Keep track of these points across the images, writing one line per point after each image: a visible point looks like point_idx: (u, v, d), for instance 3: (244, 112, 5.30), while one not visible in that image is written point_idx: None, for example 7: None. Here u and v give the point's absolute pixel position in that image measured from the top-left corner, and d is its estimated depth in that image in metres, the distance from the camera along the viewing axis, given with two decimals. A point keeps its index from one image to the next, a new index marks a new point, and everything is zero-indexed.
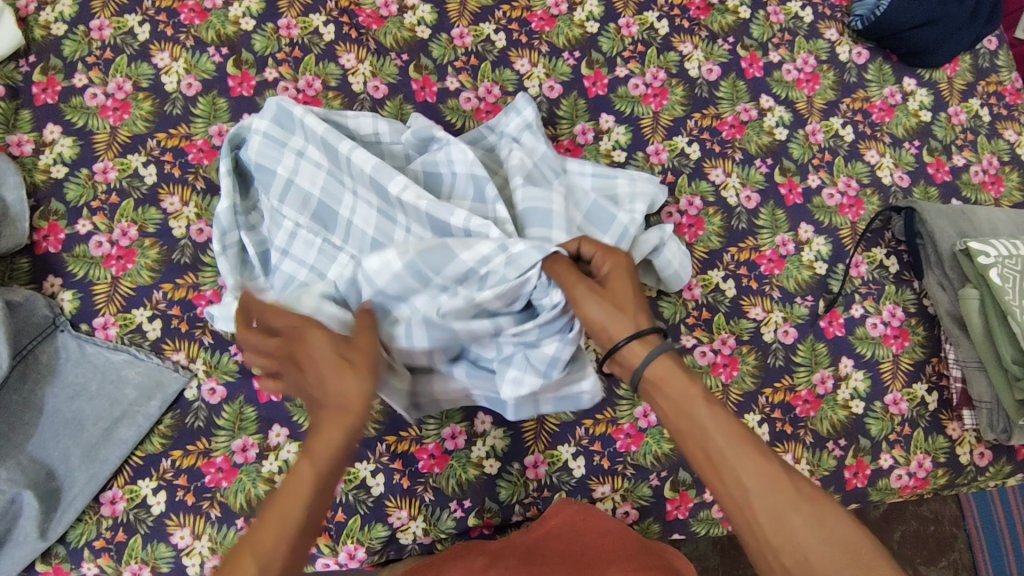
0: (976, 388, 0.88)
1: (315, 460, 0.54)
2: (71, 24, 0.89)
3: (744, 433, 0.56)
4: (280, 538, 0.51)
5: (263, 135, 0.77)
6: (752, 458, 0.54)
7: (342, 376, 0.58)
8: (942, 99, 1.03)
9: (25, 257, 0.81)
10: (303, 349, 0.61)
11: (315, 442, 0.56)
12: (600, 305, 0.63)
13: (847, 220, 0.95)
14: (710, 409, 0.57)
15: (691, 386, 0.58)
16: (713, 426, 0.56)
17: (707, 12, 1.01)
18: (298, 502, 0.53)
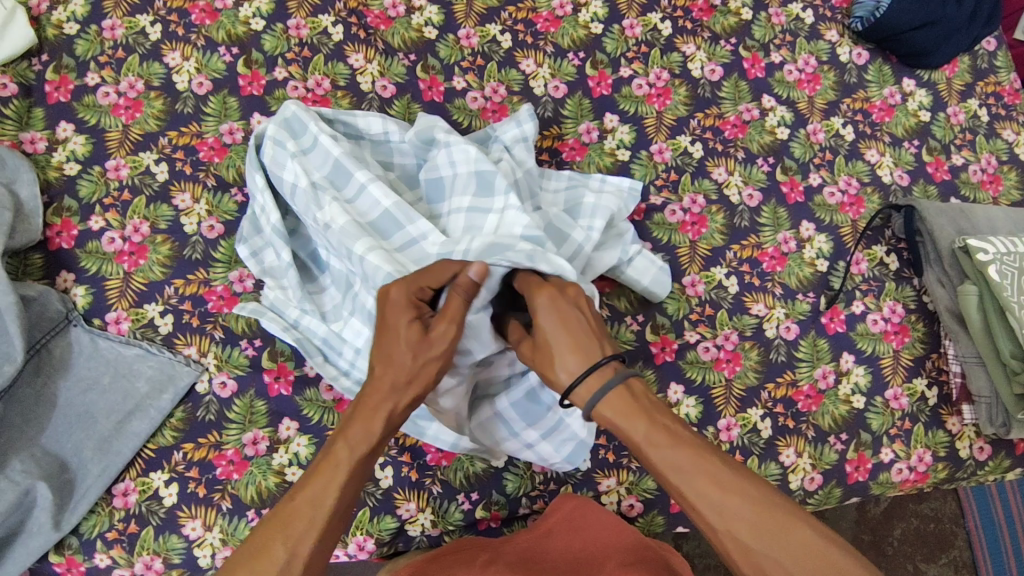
0: (975, 383, 0.89)
1: (354, 449, 0.58)
2: (83, 23, 0.90)
3: (694, 462, 0.55)
4: (312, 521, 0.55)
5: (273, 139, 0.80)
6: (707, 495, 0.54)
7: (401, 368, 0.61)
8: (941, 99, 1.05)
9: (38, 253, 0.83)
10: (387, 325, 0.63)
11: (355, 426, 0.59)
12: (538, 360, 0.64)
13: (848, 218, 0.96)
14: (658, 451, 0.57)
15: (636, 429, 0.58)
16: (667, 466, 0.56)
17: (709, 14, 1.02)
18: (333, 487, 0.57)
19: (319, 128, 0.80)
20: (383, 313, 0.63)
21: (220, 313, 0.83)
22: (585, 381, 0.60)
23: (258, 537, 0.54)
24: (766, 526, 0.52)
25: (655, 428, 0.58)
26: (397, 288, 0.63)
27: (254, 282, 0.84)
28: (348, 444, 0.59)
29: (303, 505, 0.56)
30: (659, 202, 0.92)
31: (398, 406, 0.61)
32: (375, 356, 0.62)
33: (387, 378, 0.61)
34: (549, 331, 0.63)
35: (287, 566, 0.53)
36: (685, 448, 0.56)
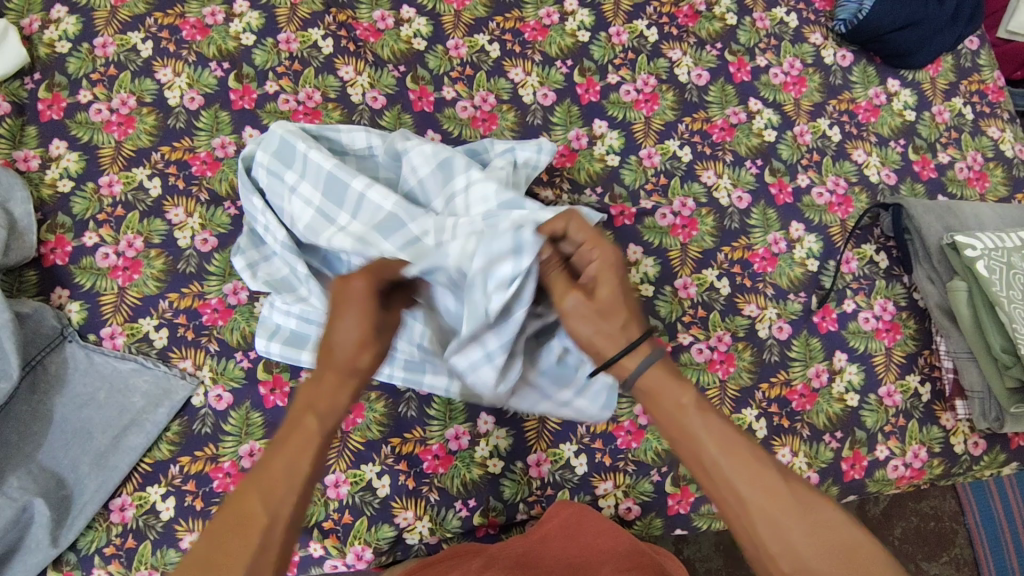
0: (968, 378, 0.90)
1: (323, 420, 0.59)
2: (75, 42, 0.91)
3: (735, 437, 0.59)
4: (291, 488, 0.56)
5: (265, 166, 0.80)
6: (745, 468, 0.57)
7: (362, 342, 0.62)
8: (925, 98, 1.06)
9: (33, 270, 0.83)
10: (343, 305, 0.63)
11: (322, 399, 0.60)
12: (598, 320, 0.64)
13: (837, 218, 0.97)
14: (702, 416, 0.60)
15: (684, 394, 0.61)
16: (706, 434, 0.59)
17: (695, 20, 1.03)
18: (308, 456, 0.58)
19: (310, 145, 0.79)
20: (340, 298, 0.63)
21: (215, 325, 0.83)
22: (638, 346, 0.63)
23: (229, 509, 0.55)
24: (799, 508, 0.55)
25: (702, 398, 0.61)
26: (360, 278, 0.63)
27: (248, 294, 0.85)
28: (317, 416, 0.60)
29: (279, 473, 0.57)
30: (649, 206, 0.93)
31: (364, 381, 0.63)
32: (332, 333, 0.62)
33: (350, 353, 0.61)
34: (611, 296, 0.64)
35: (273, 524, 0.54)
36: (726, 424, 0.60)
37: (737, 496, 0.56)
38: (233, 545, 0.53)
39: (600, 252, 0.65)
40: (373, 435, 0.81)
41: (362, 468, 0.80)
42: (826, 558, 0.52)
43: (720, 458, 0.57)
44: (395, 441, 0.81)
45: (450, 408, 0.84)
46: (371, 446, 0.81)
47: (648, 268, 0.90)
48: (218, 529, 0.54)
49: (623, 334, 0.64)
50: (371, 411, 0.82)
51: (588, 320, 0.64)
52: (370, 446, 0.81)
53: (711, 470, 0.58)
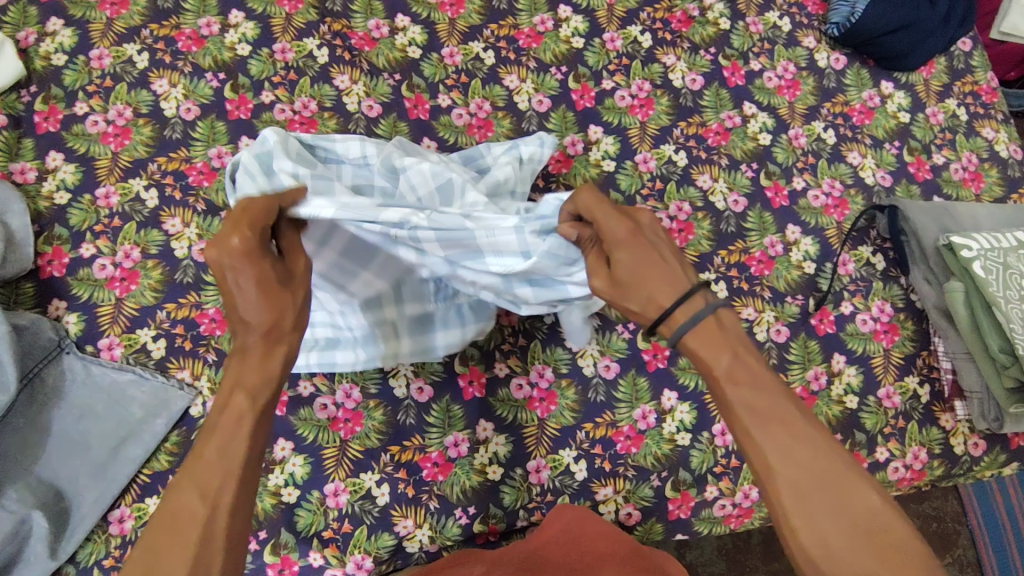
0: (967, 379, 0.90)
1: (255, 395, 0.55)
2: (71, 54, 0.91)
3: (777, 410, 0.54)
4: (230, 470, 0.51)
5: (244, 170, 0.78)
6: (782, 443, 0.53)
7: (273, 300, 0.56)
8: (919, 100, 1.06)
9: (30, 282, 0.83)
10: (235, 271, 0.55)
11: (249, 374, 0.55)
12: (625, 298, 0.62)
13: (833, 220, 0.97)
14: (736, 386, 0.56)
15: (719, 361, 0.57)
16: (741, 405, 0.55)
17: (688, 25, 1.04)
18: (242, 432, 0.53)
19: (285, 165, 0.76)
20: (226, 259, 0.55)
21: (213, 335, 0.83)
22: (677, 309, 0.59)
23: (160, 514, 0.49)
24: (838, 490, 0.51)
25: (738, 365, 0.57)
26: (237, 234, 0.54)
27: None
28: (247, 392, 0.55)
29: (215, 458, 0.52)
30: (645, 210, 0.93)
31: (293, 342, 0.58)
32: (234, 298, 0.56)
33: (265, 318, 0.56)
34: (631, 270, 0.61)
35: (217, 514, 0.49)
36: (767, 395, 0.55)
37: (769, 472, 0.53)
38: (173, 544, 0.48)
39: (612, 226, 0.62)
40: (372, 443, 0.81)
41: (362, 477, 0.80)
42: (863, 544, 0.49)
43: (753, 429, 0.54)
44: (393, 449, 0.81)
45: (448, 416, 0.84)
46: (370, 455, 0.81)
47: None
48: (153, 531, 0.49)
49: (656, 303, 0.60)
50: (370, 419, 0.82)
51: (617, 298, 0.62)
52: (369, 454, 0.81)
53: (746, 444, 0.55)
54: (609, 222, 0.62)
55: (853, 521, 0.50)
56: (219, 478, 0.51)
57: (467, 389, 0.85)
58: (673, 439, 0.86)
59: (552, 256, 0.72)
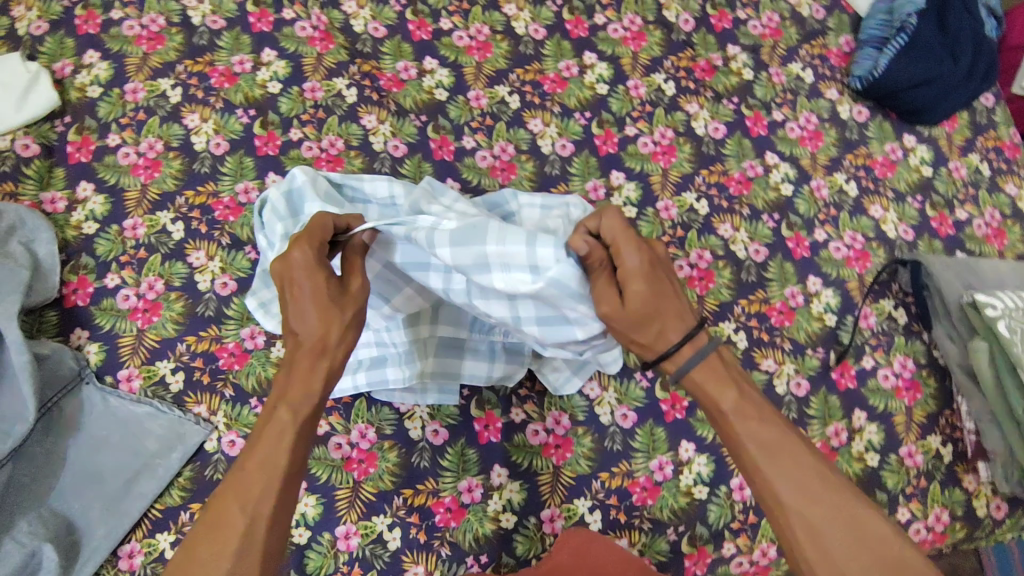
0: (989, 441, 0.88)
1: (297, 411, 0.58)
2: (106, 86, 0.93)
3: (785, 446, 0.59)
4: (266, 485, 0.55)
5: (271, 209, 0.78)
6: (793, 478, 0.57)
7: (321, 317, 0.60)
8: (942, 154, 1.07)
9: (53, 310, 0.83)
10: (293, 285, 0.60)
11: (294, 388, 0.59)
12: (635, 329, 0.60)
13: (855, 272, 0.97)
14: (744, 422, 0.60)
15: (727, 398, 0.60)
16: (752, 441, 0.59)
17: (711, 74, 1.05)
18: (283, 446, 0.57)
19: (313, 207, 0.78)
20: (286, 274, 0.61)
21: (231, 369, 0.83)
22: (681, 348, 0.61)
23: (210, 515, 0.54)
24: (848, 521, 0.56)
25: (744, 399, 0.61)
26: (296, 249, 0.60)
27: (265, 339, 0.85)
28: (289, 406, 0.58)
29: (253, 472, 0.56)
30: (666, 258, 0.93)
31: (337, 360, 0.61)
32: (289, 313, 0.61)
33: (310, 334, 0.60)
34: (643, 303, 0.58)
35: (251, 527, 0.53)
36: (774, 429, 0.60)
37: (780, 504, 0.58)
38: (209, 552, 0.52)
39: (631, 257, 0.58)
40: (385, 486, 0.80)
41: (373, 520, 0.79)
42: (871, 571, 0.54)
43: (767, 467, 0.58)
44: (406, 492, 0.80)
45: (463, 460, 0.83)
46: (382, 497, 0.80)
47: None
48: (197, 537, 0.54)
49: (660, 343, 0.60)
50: (384, 461, 0.81)
51: (623, 329, 0.60)
52: (381, 497, 0.80)
53: (755, 476, 0.59)
54: (628, 252, 0.58)
55: (872, 557, 0.54)
56: (259, 489, 0.55)
57: (482, 433, 0.84)
58: (690, 492, 0.85)
59: (560, 286, 0.61)
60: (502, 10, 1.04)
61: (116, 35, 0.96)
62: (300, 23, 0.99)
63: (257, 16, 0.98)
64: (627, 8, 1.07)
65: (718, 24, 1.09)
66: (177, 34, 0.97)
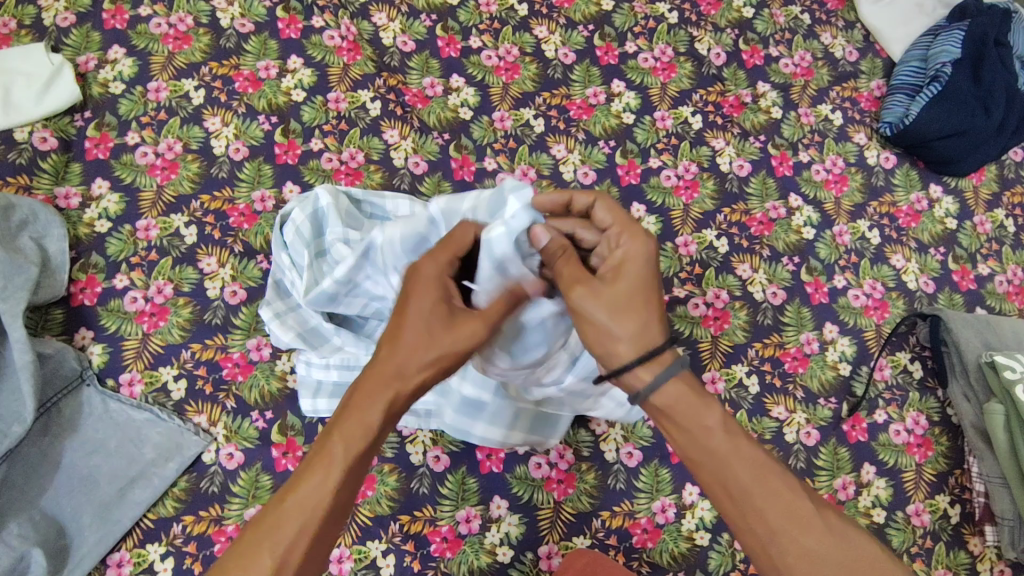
0: (999, 504, 0.85)
1: (350, 444, 0.56)
2: (129, 83, 0.92)
3: (763, 463, 0.58)
4: (301, 523, 0.53)
5: (293, 226, 0.80)
6: (780, 496, 0.57)
7: (415, 352, 0.58)
8: (968, 207, 1.05)
9: (59, 308, 0.82)
10: (408, 295, 0.61)
11: (349, 418, 0.56)
12: (617, 314, 0.60)
13: (872, 322, 0.95)
14: (729, 439, 0.59)
15: (709, 415, 0.59)
16: (736, 459, 0.58)
17: (740, 110, 1.04)
18: (328, 486, 0.54)
19: (336, 232, 0.79)
20: (407, 284, 0.62)
21: (234, 381, 0.82)
22: (665, 350, 0.60)
23: (251, 529, 0.54)
24: (831, 537, 0.56)
25: (725, 416, 0.60)
26: (428, 261, 0.62)
27: (271, 351, 0.84)
28: (343, 439, 0.56)
29: (294, 504, 0.54)
30: (682, 294, 0.91)
31: (402, 393, 0.57)
32: (389, 329, 0.60)
33: (392, 361, 0.58)
34: (628, 289, 0.61)
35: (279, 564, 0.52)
36: (753, 446, 0.59)
37: (768, 527, 0.57)
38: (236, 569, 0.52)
39: (631, 242, 0.63)
40: (383, 510, 0.79)
41: (368, 545, 0.78)
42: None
43: (754, 485, 0.57)
44: (403, 518, 0.79)
45: (462, 488, 0.81)
46: (379, 522, 0.78)
47: None
48: (235, 544, 0.53)
49: (632, 343, 0.60)
50: (383, 484, 0.80)
51: (602, 307, 0.60)
52: (377, 522, 0.78)
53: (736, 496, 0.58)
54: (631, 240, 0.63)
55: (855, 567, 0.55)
56: (297, 525, 0.53)
57: (484, 463, 0.83)
58: (692, 537, 0.83)
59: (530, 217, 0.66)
60: (533, 32, 1.03)
61: (143, 32, 0.95)
62: (329, 32, 0.98)
63: (286, 22, 0.98)
64: (659, 38, 1.06)
65: (749, 60, 1.08)
66: (204, 35, 0.96)
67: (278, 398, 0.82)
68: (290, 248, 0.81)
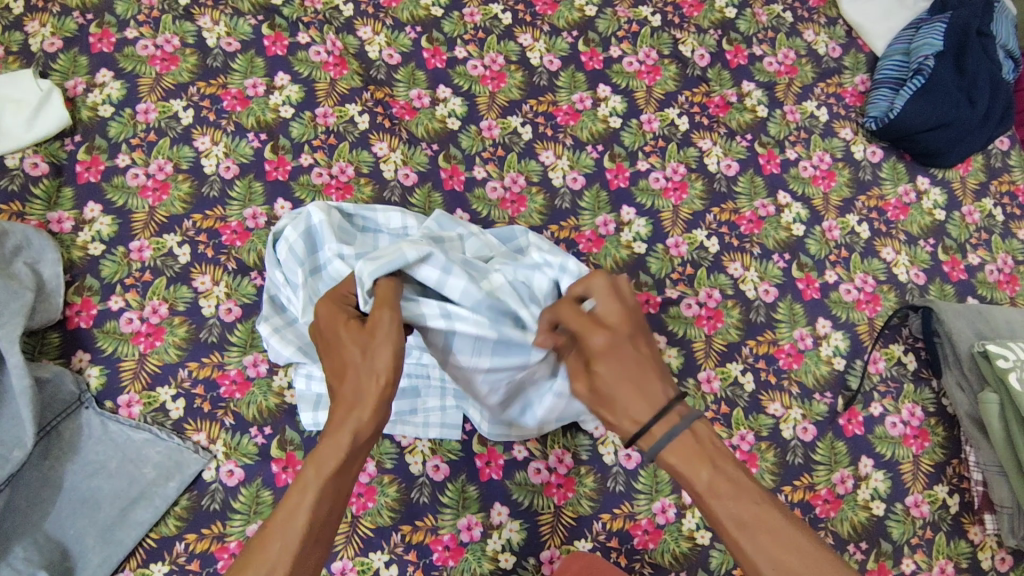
0: (997, 493, 0.86)
1: (321, 464, 0.56)
2: (118, 106, 0.93)
3: (763, 521, 0.53)
4: (287, 540, 0.52)
5: (288, 246, 0.80)
6: (777, 557, 0.52)
7: (362, 366, 0.59)
8: (956, 198, 1.06)
9: (56, 332, 0.83)
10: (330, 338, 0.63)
11: (322, 442, 0.57)
12: (603, 407, 0.60)
13: (864, 316, 0.96)
14: (721, 501, 0.55)
15: (697, 476, 0.55)
16: (730, 520, 0.54)
17: (725, 110, 1.04)
18: (306, 502, 0.54)
19: (331, 247, 0.79)
20: (324, 336, 0.64)
21: (232, 398, 0.82)
22: (653, 423, 0.57)
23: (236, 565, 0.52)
24: None
25: (720, 477, 0.55)
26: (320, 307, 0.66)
27: (267, 367, 0.84)
28: (316, 460, 0.56)
29: (276, 530, 0.53)
30: (675, 295, 0.92)
31: (366, 411, 0.58)
32: (331, 367, 0.61)
33: (343, 385, 0.59)
34: (613, 379, 0.58)
35: None
36: (752, 504, 0.54)
37: None
38: None
39: (596, 335, 0.60)
40: (384, 521, 0.79)
41: (371, 556, 0.78)
42: None
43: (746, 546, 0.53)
44: (405, 528, 0.79)
45: (462, 497, 0.82)
46: (381, 533, 0.79)
47: (672, 358, 0.88)
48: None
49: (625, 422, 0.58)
50: (383, 495, 0.80)
51: (593, 405, 0.60)
52: (378, 533, 0.79)
53: (739, 556, 0.54)
54: (589, 332, 0.60)
55: None
56: (279, 550, 0.52)
57: (483, 470, 0.83)
58: (692, 537, 0.84)
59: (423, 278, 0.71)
60: (517, 40, 1.04)
61: (130, 54, 0.95)
62: (315, 48, 0.99)
63: (272, 39, 0.98)
64: (643, 42, 1.07)
65: (733, 59, 1.09)
66: (191, 55, 0.96)
67: (276, 414, 0.82)
68: (284, 266, 0.81)
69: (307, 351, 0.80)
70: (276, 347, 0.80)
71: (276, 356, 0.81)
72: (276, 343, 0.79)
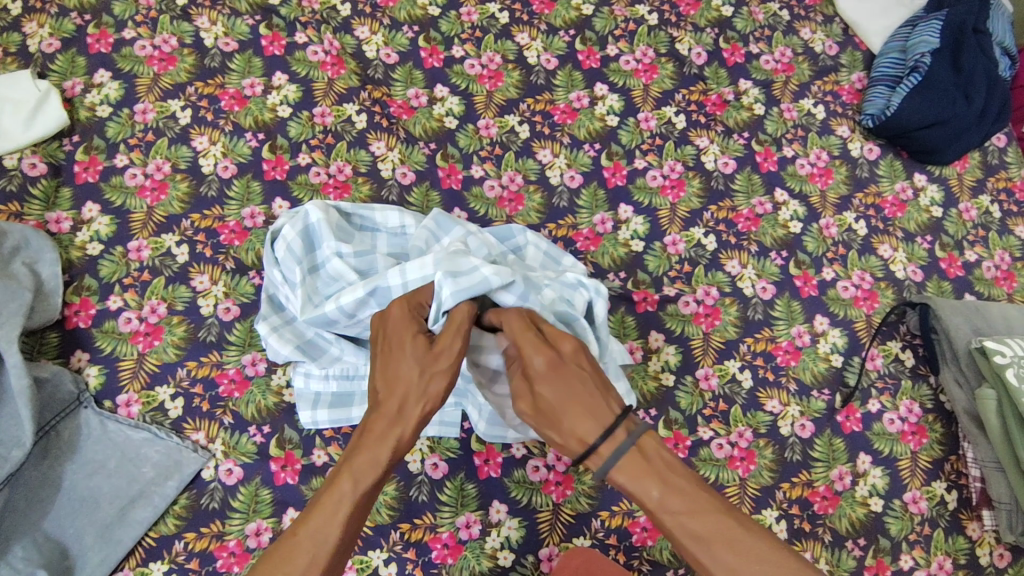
0: (995, 489, 0.86)
1: (359, 480, 0.58)
2: (116, 106, 0.93)
3: (712, 530, 0.56)
4: (318, 553, 0.55)
5: (285, 245, 0.80)
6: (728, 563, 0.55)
7: (415, 386, 0.63)
8: (953, 195, 1.06)
9: (55, 332, 0.83)
10: (394, 346, 0.66)
11: (359, 456, 0.60)
12: (550, 428, 0.64)
13: (862, 313, 0.96)
14: (671, 516, 0.57)
15: (648, 493, 0.58)
16: (682, 534, 0.57)
17: (722, 108, 1.05)
18: (338, 518, 0.57)
19: (328, 247, 0.80)
20: (387, 340, 0.67)
21: (231, 397, 0.82)
22: (600, 443, 0.60)
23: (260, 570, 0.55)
24: None
25: (667, 495, 0.58)
26: (395, 306, 0.69)
27: (266, 366, 0.84)
28: (353, 475, 0.59)
29: (304, 541, 0.55)
30: (672, 293, 0.92)
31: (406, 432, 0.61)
32: (382, 378, 0.64)
33: (392, 398, 0.63)
34: (556, 399, 0.63)
35: None
36: (701, 516, 0.57)
37: None
38: None
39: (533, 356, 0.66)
40: (383, 519, 0.79)
41: (369, 555, 0.78)
42: None
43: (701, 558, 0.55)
44: (404, 527, 0.79)
45: (461, 494, 0.82)
46: (380, 532, 0.79)
47: (670, 356, 0.88)
48: None
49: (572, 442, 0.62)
50: (382, 494, 0.81)
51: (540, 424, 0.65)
52: (377, 531, 0.79)
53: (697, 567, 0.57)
54: (530, 353, 0.66)
55: None
56: (307, 559, 0.55)
57: (482, 468, 0.83)
58: None
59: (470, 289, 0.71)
60: (514, 39, 1.04)
61: (127, 55, 0.96)
62: (312, 47, 0.99)
63: (269, 39, 0.99)
64: (640, 41, 1.08)
65: (730, 58, 1.09)
66: (188, 55, 0.97)
67: (275, 413, 0.82)
68: (281, 265, 0.81)
69: (304, 350, 0.80)
70: (273, 345, 0.80)
71: (272, 355, 0.81)
72: (274, 342, 0.79)
